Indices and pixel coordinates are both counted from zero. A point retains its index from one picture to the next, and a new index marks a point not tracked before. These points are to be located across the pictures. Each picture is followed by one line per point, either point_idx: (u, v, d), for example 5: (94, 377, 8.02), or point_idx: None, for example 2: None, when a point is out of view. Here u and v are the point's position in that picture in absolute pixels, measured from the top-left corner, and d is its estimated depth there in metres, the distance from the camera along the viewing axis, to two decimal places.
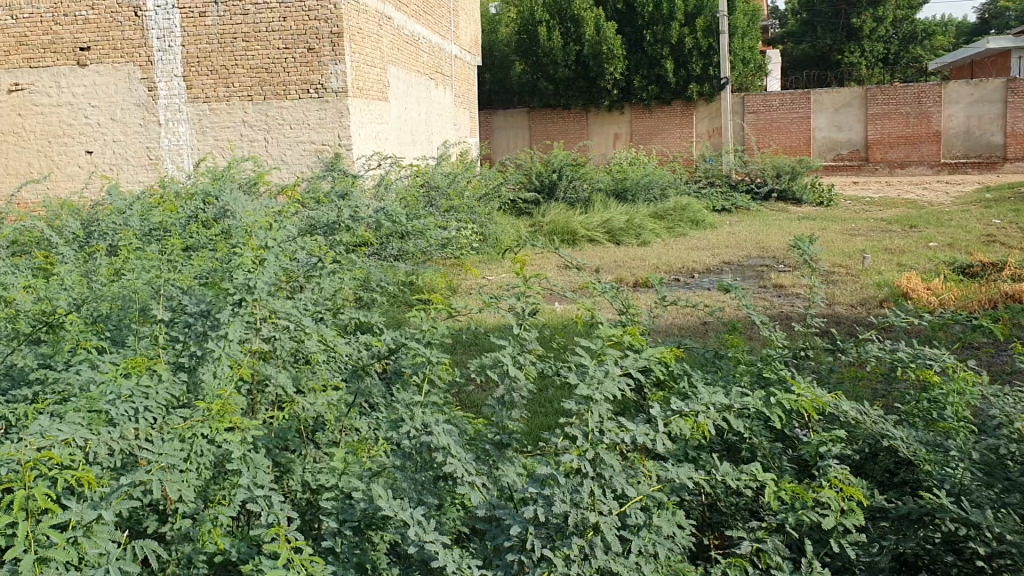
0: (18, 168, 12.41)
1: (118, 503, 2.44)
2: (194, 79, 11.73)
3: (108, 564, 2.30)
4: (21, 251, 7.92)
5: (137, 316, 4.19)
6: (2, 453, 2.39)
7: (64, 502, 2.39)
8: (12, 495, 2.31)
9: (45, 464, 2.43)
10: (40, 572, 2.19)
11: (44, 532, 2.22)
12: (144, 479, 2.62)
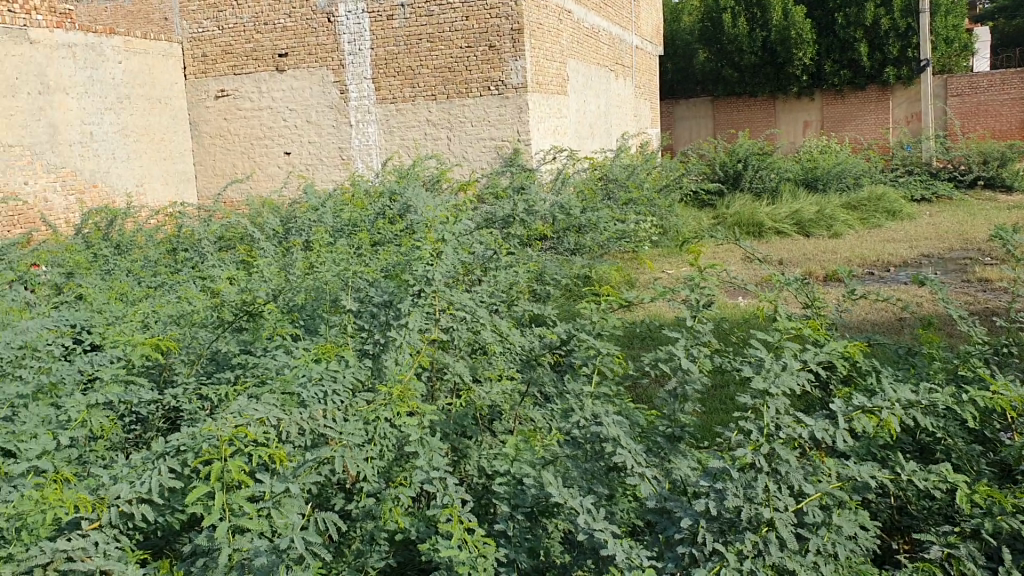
0: (224, 169, 13.36)
1: (305, 480, 2.58)
2: (382, 80, 12.24)
3: (297, 534, 2.43)
4: (228, 245, 8.52)
5: (328, 306, 4.42)
6: (204, 428, 2.58)
7: (258, 476, 2.56)
8: (211, 467, 2.50)
9: (242, 440, 2.60)
10: (235, 540, 2.34)
11: (238, 502, 2.38)
12: (330, 456, 2.76)
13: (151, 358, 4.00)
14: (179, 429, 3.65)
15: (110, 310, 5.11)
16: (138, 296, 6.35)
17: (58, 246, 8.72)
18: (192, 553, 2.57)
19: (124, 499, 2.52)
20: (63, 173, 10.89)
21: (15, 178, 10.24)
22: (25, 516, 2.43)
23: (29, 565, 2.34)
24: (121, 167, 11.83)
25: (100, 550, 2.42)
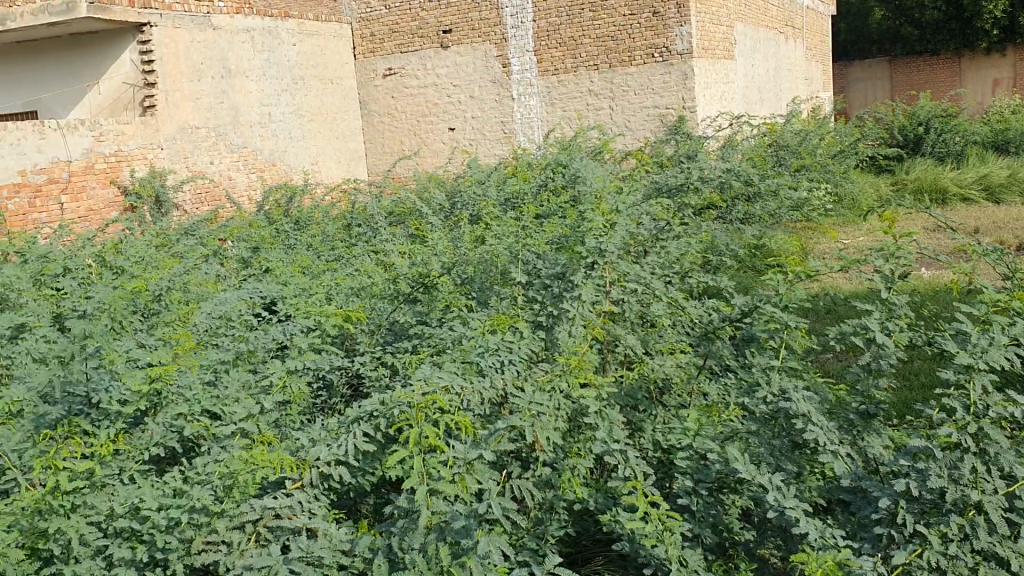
0: (392, 147, 13.77)
1: (495, 447, 2.63)
2: (544, 53, 12.27)
3: (490, 499, 2.47)
4: (398, 220, 8.75)
5: (498, 279, 4.48)
6: (398, 395, 2.65)
7: (448, 442, 2.61)
8: (406, 432, 2.57)
9: (434, 406, 2.66)
10: (432, 502, 2.39)
11: (434, 466, 2.44)
12: (518, 423, 2.77)
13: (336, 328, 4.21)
14: (360, 395, 3.80)
15: (295, 282, 5.37)
16: (318, 270, 6.66)
17: (243, 222, 9.24)
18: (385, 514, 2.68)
19: (323, 461, 2.64)
20: (245, 152, 11.54)
21: (202, 159, 10.90)
22: (236, 474, 2.58)
23: (241, 520, 2.53)
24: (298, 147, 12.39)
25: (304, 509, 2.57)
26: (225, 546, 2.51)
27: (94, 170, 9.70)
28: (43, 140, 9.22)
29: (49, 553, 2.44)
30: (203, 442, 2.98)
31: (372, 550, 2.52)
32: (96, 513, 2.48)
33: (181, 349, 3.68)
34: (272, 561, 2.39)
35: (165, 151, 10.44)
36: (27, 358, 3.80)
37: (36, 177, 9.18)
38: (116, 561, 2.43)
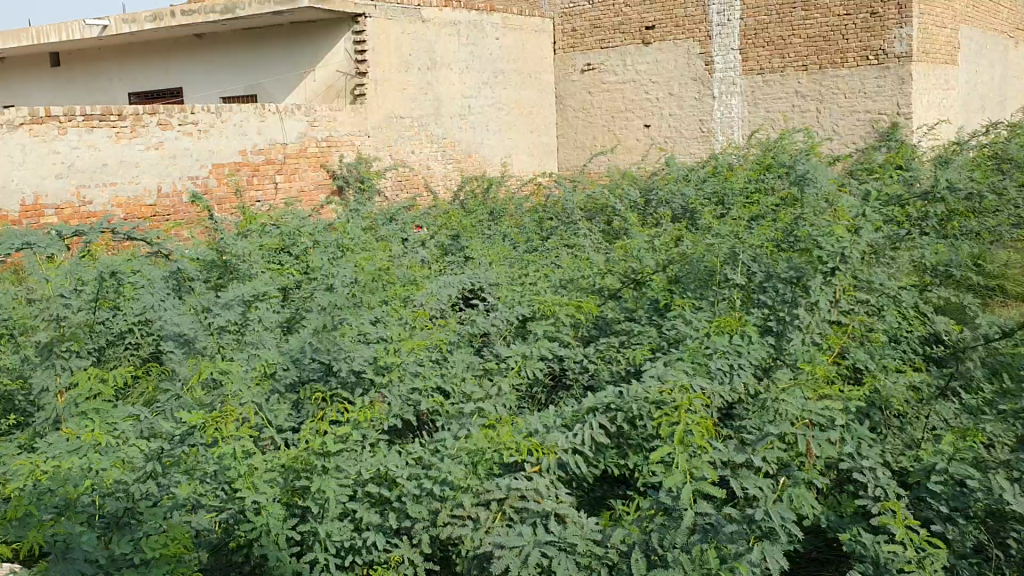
0: (586, 141, 13.71)
1: (764, 453, 2.77)
2: (751, 51, 11.92)
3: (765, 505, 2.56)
4: (591, 214, 8.67)
5: (705, 280, 4.19)
6: (653, 389, 2.85)
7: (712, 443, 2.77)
8: (665, 427, 2.72)
9: (695, 407, 2.79)
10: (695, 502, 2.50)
11: (697, 466, 2.59)
12: (792, 433, 2.82)
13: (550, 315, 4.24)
14: (562, 389, 3.88)
15: (500, 271, 5.40)
16: (518, 260, 6.71)
17: (441, 210, 9.48)
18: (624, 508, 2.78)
19: (563, 448, 2.80)
20: (445, 144, 11.86)
21: (405, 147, 11.29)
22: (482, 452, 2.72)
23: (488, 497, 2.62)
24: (494, 139, 12.63)
25: (551, 494, 2.60)
26: (471, 521, 2.58)
27: (307, 153, 10.23)
28: (263, 123, 9.82)
29: (302, 510, 2.54)
30: (438, 419, 3.10)
31: (625, 544, 2.54)
32: (345, 476, 2.56)
33: (409, 330, 3.80)
34: (523, 542, 2.45)
35: (371, 138, 10.86)
36: (261, 327, 3.97)
37: (256, 158, 9.78)
38: (366, 524, 2.56)
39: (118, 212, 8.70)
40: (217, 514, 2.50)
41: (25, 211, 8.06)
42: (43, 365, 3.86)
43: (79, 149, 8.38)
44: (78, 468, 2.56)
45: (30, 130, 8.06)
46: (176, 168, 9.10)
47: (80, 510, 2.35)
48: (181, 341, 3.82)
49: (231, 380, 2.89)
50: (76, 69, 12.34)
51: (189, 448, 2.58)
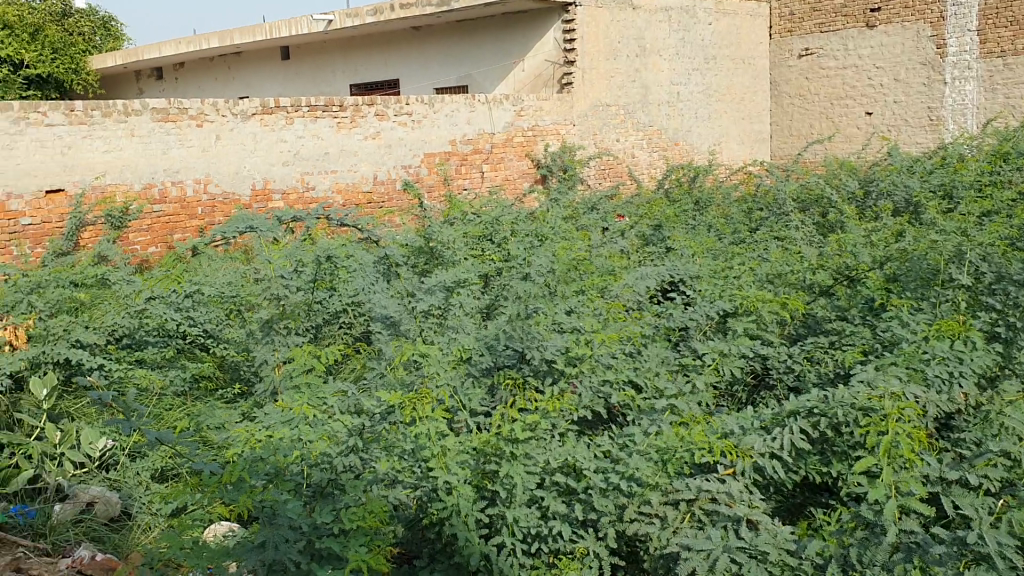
0: (802, 129, 13.15)
1: (983, 470, 2.56)
2: (990, 32, 11.18)
3: (982, 528, 2.33)
4: (804, 205, 8.30)
5: (928, 281, 3.91)
6: (862, 397, 2.72)
7: (922, 457, 2.58)
8: (869, 436, 2.60)
9: (906, 417, 2.63)
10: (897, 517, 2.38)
11: (905, 483, 2.45)
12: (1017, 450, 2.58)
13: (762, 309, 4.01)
14: (763, 388, 3.73)
15: (702, 263, 5.23)
16: (724, 252, 6.52)
17: (645, 199, 9.37)
18: (826, 518, 2.65)
19: (759, 451, 2.73)
20: (651, 131, 11.74)
21: (610, 135, 11.25)
22: (673, 451, 2.67)
23: (676, 497, 2.57)
24: (703, 126, 12.41)
25: (742, 498, 2.54)
26: (659, 520, 2.54)
27: (513, 143, 10.46)
28: (473, 113, 10.08)
29: (491, 492, 2.58)
30: (629, 413, 3.09)
31: (821, 556, 2.43)
32: (532, 463, 2.59)
33: (603, 320, 3.79)
34: (712, 545, 2.39)
35: (577, 127, 10.91)
36: (461, 312, 4.05)
37: (464, 147, 10.08)
38: (552, 513, 2.57)
39: (338, 198, 9.18)
40: (413, 490, 2.58)
41: (255, 195, 8.65)
42: (264, 339, 4.17)
43: (304, 138, 8.90)
44: (287, 439, 2.65)
45: (261, 120, 8.62)
46: (391, 157, 9.51)
47: (287, 479, 2.46)
48: (388, 323, 4.00)
49: (430, 362, 2.98)
50: (302, 62, 12.99)
51: (390, 425, 2.68)
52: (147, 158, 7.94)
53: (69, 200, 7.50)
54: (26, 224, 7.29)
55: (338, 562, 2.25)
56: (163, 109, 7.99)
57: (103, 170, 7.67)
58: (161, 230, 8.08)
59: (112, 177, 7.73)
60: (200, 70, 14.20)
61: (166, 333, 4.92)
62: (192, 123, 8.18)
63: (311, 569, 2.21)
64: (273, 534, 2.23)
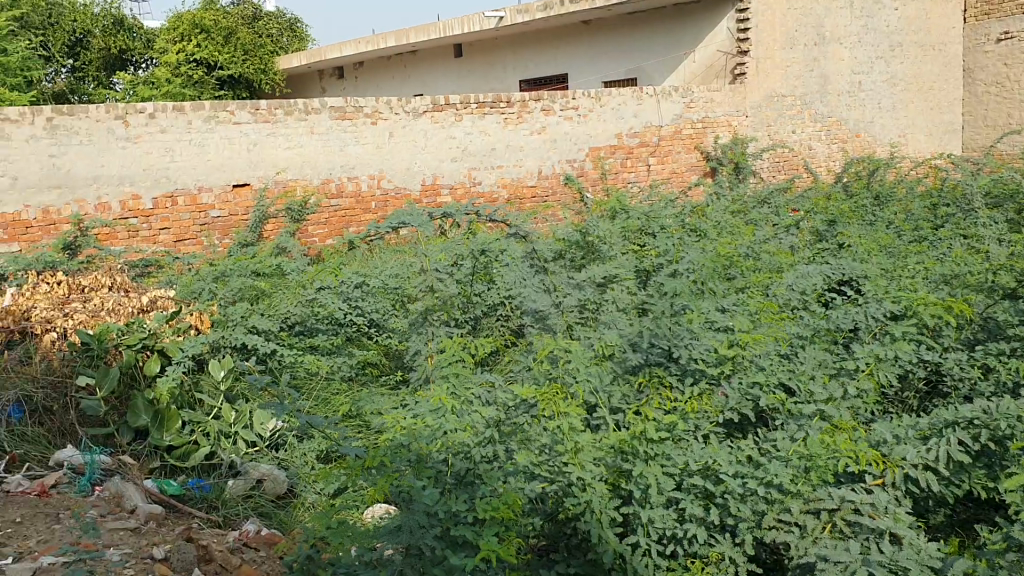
0: (998, 119, 12.28)
1: None
2: None
3: None
4: (998, 200, 7.78)
5: None
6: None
7: None
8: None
9: None
10: None
11: None
12: None
13: (936, 314, 3.80)
14: (936, 395, 3.57)
15: (876, 261, 5.00)
16: (904, 249, 6.20)
17: (820, 192, 9.01)
18: (986, 539, 2.50)
19: (911, 463, 2.69)
20: (830, 122, 11.35)
21: (785, 127, 10.94)
22: (816, 457, 2.65)
23: (818, 505, 2.56)
24: (886, 117, 11.89)
25: (888, 511, 2.50)
26: (798, 528, 2.52)
27: (682, 135, 10.38)
28: (641, 106, 10.04)
29: (627, 492, 2.59)
30: (777, 416, 2.98)
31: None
32: (671, 464, 2.59)
33: (754, 320, 3.66)
34: (850, 558, 2.36)
35: (750, 119, 10.70)
36: (614, 308, 4.04)
37: (631, 140, 10.06)
38: (688, 516, 2.54)
39: (503, 192, 9.36)
40: (550, 484, 2.58)
41: (425, 190, 8.93)
42: (418, 330, 4.32)
43: (473, 134, 9.11)
44: (429, 427, 2.69)
45: (432, 117, 8.87)
46: (557, 151, 9.60)
47: (429, 466, 2.49)
48: (538, 316, 4.06)
49: (572, 358, 3.02)
50: (476, 58, 13.11)
51: (531, 419, 2.75)
52: (324, 154, 8.33)
53: (254, 194, 7.99)
54: (215, 216, 7.82)
55: (472, 549, 2.30)
56: (340, 107, 8.36)
57: (285, 166, 8.12)
58: (337, 223, 8.47)
59: (293, 172, 8.18)
60: (378, 70, 14.57)
61: (336, 323, 5.12)
62: (367, 121, 8.51)
63: (446, 555, 2.27)
64: (408, 518, 2.29)
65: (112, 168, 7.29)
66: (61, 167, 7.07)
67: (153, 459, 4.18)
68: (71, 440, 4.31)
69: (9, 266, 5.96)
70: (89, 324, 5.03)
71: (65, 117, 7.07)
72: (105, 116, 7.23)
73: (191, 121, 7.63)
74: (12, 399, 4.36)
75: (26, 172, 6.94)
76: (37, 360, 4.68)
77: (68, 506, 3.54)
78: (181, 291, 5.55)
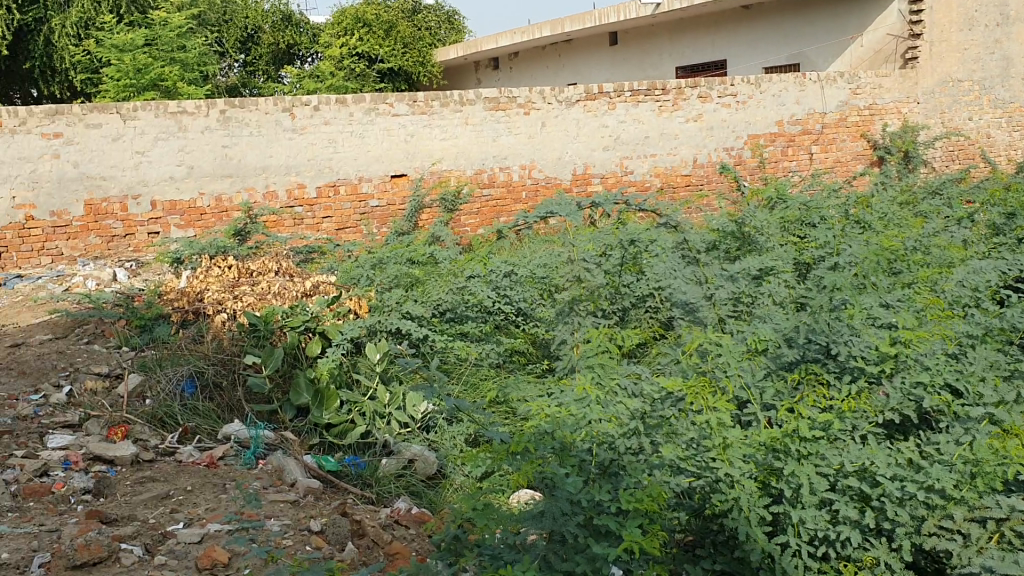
0: None
1: None
2: None
3: None
4: None
5: None
6: None
7: None
8: None
9: None
10: None
11: None
12: None
13: None
14: None
15: None
16: None
17: (999, 181, 8.45)
18: None
19: None
20: (1011, 108, 10.61)
21: (960, 114, 10.43)
22: (983, 463, 2.53)
23: (984, 514, 2.47)
24: None
25: None
26: (961, 537, 2.44)
27: (847, 123, 10.07)
28: (803, 92, 9.78)
29: (778, 491, 2.52)
30: (942, 418, 2.82)
31: None
32: (826, 465, 2.51)
33: (918, 317, 3.48)
34: None
35: (922, 105, 10.34)
36: (770, 302, 3.90)
37: (792, 128, 9.79)
38: (842, 518, 2.45)
39: (656, 181, 9.26)
40: (696, 479, 2.55)
41: (575, 179, 8.94)
42: (564, 319, 4.35)
43: (626, 122, 9.05)
44: (574, 417, 2.70)
45: (586, 106, 8.86)
46: (713, 139, 9.42)
47: (573, 454, 2.49)
48: (688, 309, 4.00)
49: (722, 352, 2.96)
50: (630, 47, 12.93)
51: (678, 412, 2.72)
52: (478, 145, 8.46)
53: (410, 184, 8.21)
54: (373, 205, 8.09)
55: (615, 540, 2.29)
56: (494, 98, 8.46)
57: (440, 156, 8.30)
58: (488, 214, 8.60)
59: (447, 163, 8.34)
60: (533, 59, 14.57)
61: (485, 310, 5.18)
62: (521, 111, 8.59)
63: (589, 544, 2.27)
64: (551, 505, 2.30)
65: (279, 159, 7.64)
66: (233, 157, 7.47)
67: (312, 436, 4.37)
68: (237, 415, 4.54)
69: (186, 250, 6.34)
70: (256, 306, 5.30)
71: (237, 110, 7.46)
72: (273, 108, 7.58)
73: (352, 113, 7.90)
74: (186, 374, 4.67)
75: (201, 162, 7.36)
76: (210, 339, 5.00)
77: (234, 477, 3.76)
78: (340, 277, 5.76)
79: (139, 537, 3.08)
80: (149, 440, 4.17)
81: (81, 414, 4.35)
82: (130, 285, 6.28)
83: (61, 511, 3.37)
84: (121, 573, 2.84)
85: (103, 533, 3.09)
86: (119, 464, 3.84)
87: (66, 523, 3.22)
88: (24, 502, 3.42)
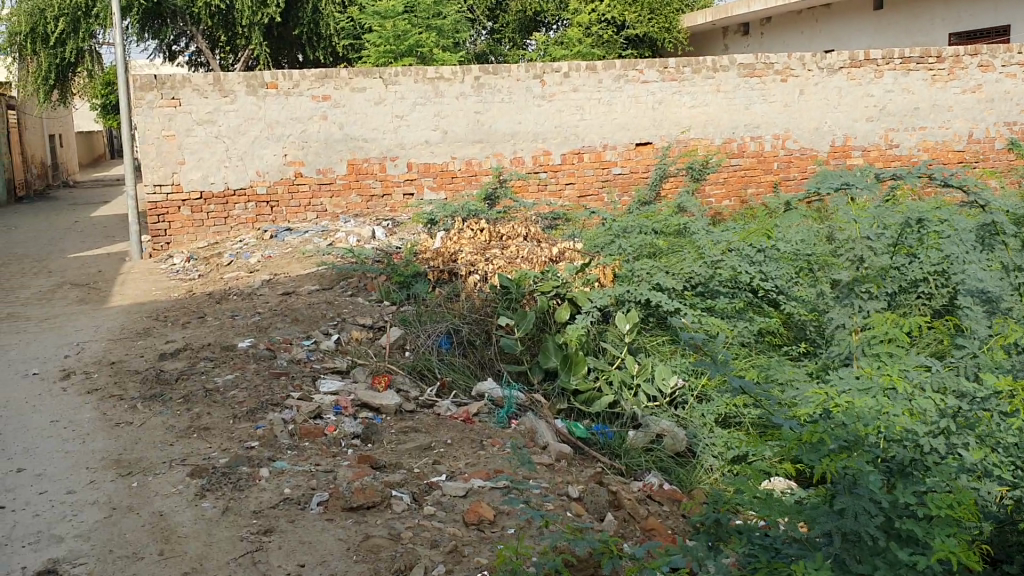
0: None
1: None
2: None
3: None
4: None
5: None
6: None
7: None
8: None
9: None
10: None
11: None
12: None
13: None
14: None
15: None
16: None
17: None
18: None
19: None
20: None
21: None
22: None
23: None
24: None
25: None
26: None
27: None
28: None
29: None
30: None
31: None
32: None
33: None
34: None
35: None
36: None
37: None
38: None
39: (924, 156, 8.64)
40: (1010, 489, 2.43)
41: (834, 151, 8.46)
42: (843, 301, 4.02)
43: (894, 92, 8.45)
44: (867, 407, 2.55)
45: (849, 74, 8.33)
46: (993, 113, 8.70)
47: (867, 450, 2.28)
48: (984, 299, 3.67)
49: None
50: (897, 13, 12.04)
51: (984, 415, 2.60)
52: (729, 113, 8.15)
53: (656, 152, 8.08)
54: (617, 173, 8.05)
55: (919, 547, 2.09)
56: (750, 64, 8.09)
57: (688, 125, 8.09)
58: (736, 184, 8.34)
59: (696, 132, 8.13)
60: (786, 25, 13.78)
61: (735, 285, 4.95)
62: (777, 78, 8.18)
63: (890, 548, 2.07)
64: (853, 502, 2.12)
65: (528, 125, 7.73)
66: (484, 123, 7.63)
67: (561, 399, 4.36)
68: (489, 373, 4.63)
69: (440, 212, 6.55)
70: (506, 269, 5.43)
71: (490, 76, 7.59)
72: (524, 75, 7.65)
73: (602, 80, 7.82)
74: (443, 331, 4.84)
75: (455, 126, 7.57)
76: (463, 298, 5.17)
77: (490, 435, 3.82)
78: (586, 244, 5.79)
79: (407, 485, 3.20)
80: (409, 391, 4.32)
81: (348, 361, 4.60)
82: (388, 243, 6.56)
83: (334, 453, 3.55)
84: (393, 519, 2.95)
85: (375, 478, 3.23)
86: (384, 412, 4.00)
87: (339, 465, 3.40)
88: (301, 442, 3.64)
